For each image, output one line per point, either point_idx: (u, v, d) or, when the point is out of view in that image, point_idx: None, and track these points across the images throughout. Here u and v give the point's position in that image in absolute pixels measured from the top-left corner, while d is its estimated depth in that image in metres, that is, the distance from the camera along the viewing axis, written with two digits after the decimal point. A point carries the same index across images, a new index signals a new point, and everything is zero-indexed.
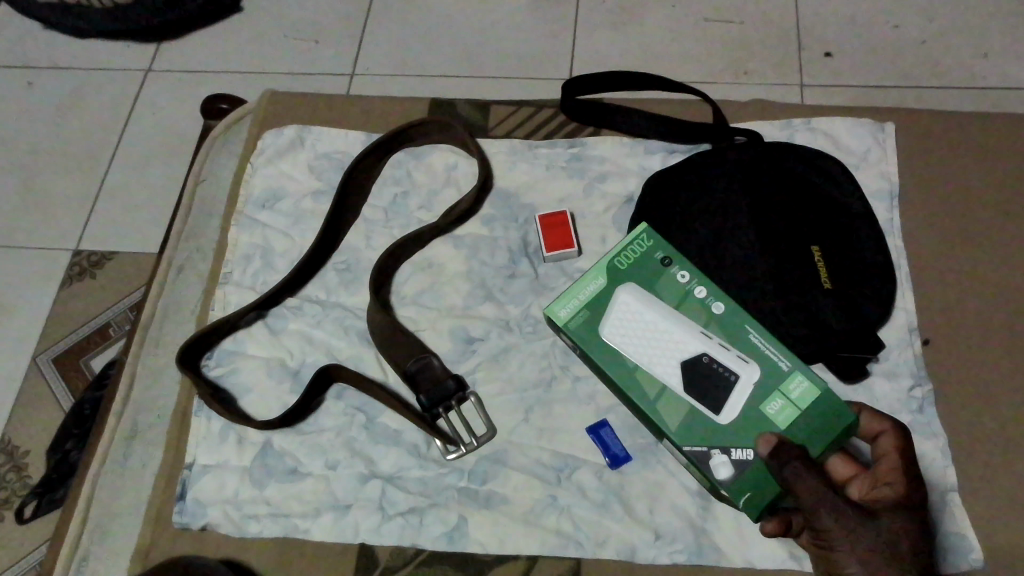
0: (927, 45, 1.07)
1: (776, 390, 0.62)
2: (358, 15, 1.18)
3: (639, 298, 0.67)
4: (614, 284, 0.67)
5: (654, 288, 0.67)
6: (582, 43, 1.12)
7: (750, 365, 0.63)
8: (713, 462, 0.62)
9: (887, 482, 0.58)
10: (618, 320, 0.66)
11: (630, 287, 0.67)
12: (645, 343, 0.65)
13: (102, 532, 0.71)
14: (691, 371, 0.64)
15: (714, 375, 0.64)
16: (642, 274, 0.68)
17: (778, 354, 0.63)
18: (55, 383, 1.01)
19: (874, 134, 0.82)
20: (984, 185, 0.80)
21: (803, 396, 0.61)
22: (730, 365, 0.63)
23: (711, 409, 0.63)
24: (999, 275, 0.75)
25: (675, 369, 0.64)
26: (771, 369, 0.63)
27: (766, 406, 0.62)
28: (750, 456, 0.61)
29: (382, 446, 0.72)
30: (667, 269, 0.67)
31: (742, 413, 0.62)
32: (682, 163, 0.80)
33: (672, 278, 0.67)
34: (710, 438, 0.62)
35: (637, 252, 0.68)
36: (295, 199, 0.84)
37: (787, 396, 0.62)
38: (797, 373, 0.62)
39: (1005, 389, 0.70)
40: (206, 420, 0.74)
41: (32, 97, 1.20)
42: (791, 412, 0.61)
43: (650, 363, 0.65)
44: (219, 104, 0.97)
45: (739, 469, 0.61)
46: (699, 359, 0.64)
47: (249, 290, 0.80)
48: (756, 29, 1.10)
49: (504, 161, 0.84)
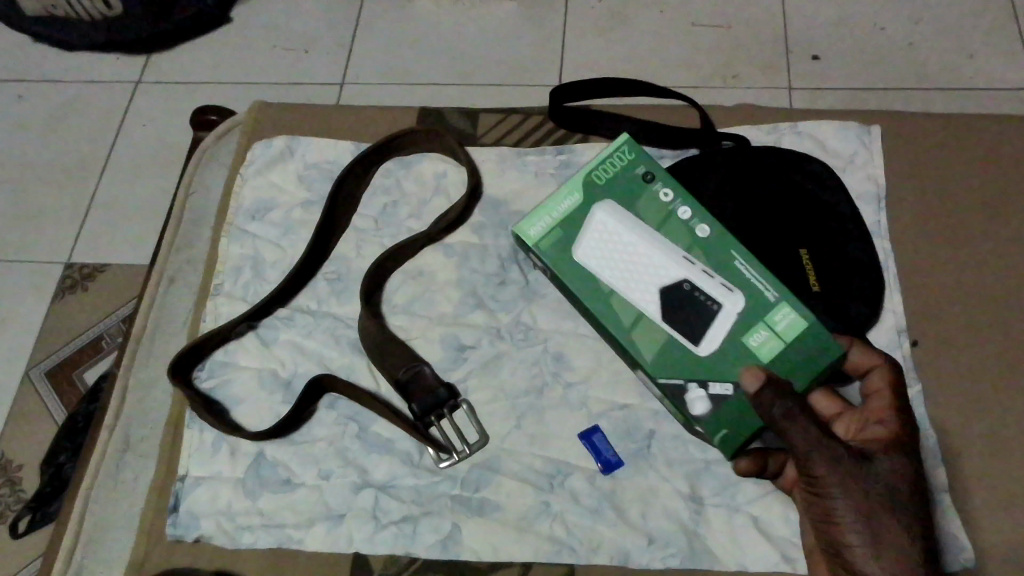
0: (913, 47, 1.07)
1: (761, 321, 0.63)
2: (348, 24, 1.19)
3: (618, 217, 0.67)
4: (592, 202, 0.67)
5: (634, 208, 0.67)
6: (572, 49, 1.13)
7: (732, 294, 0.63)
8: (689, 396, 0.63)
9: (877, 421, 0.61)
10: (595, 240, 0.67)
11: (609, 205, 0.67)
12: (623, 264, 0.66)
13: (96, 546, 0.71)
14: (669, 297, 0.64)
15: (693, 302, 0.64)
16: (623, 193, 0.68)
17: (763, 283, 0.63)
18: (48, 396, 1.01)
19: (860, 137, 0.83)
20: (973, 185, 0.81)
21: (788, 328, 0.62)
22: (711, 293, 0.64)
23: (688, 338, 0.63)
24: (986, 274, 0.76)
25: (653, 294, 0.64)
26: (755, 301, 0.63)
27: (749, 338, 0.62)
28: (729, 392, 0.62)
29: (375, 455, 0.72)
30: (649, 187, 0.67)
31: (721, 344, 0.63)
32: (671, 169, 0.81)
33: (654, 196, 0.67)
34: (688, 370, 0.63)
35: (617, 166, 0.68)
36: (284, 210, 0.85)
37: (772, 327, 0.62)
38: (782, 303, 0.62)
39: (995, 389, 0.71)
40: (198, 432, 0.74)
41: (20, 112, 1.20)
42: (773, 345, 0.62)
43: (628, 288, 0.65)
44: (208, 115, 0.97)
45: (715, 404, 0.62)
46: (678, 284, 0.64)
47: (239, 301, 0.80)
48: (743, 33, 1.11)
49: (494, 169, 0.85)
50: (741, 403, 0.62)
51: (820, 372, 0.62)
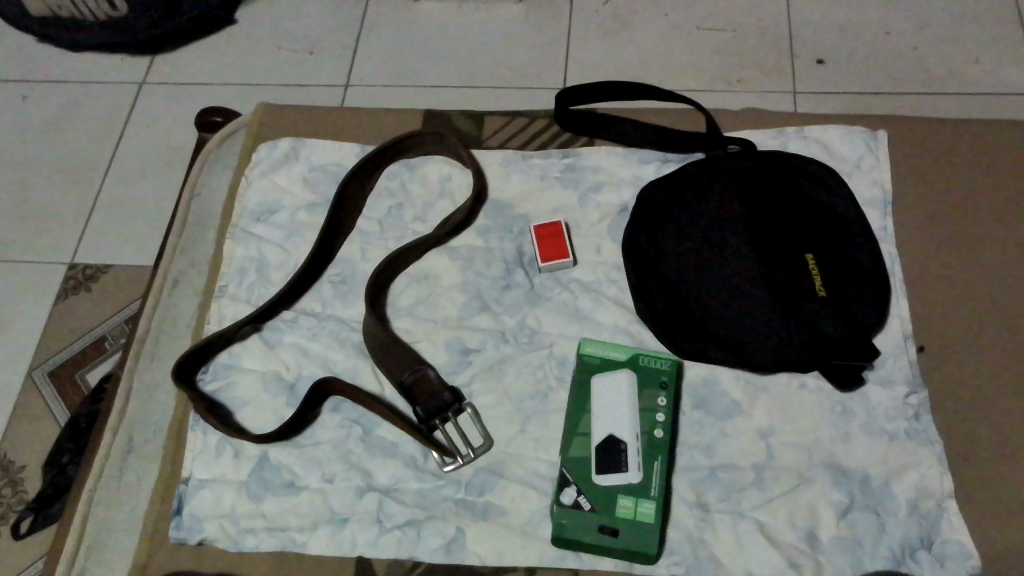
0: (919, 52, 1.07)
1: (630, 502, 0.65)
2: (353, 26, 1.19)
3: (625, 390, 0.69)
4: (628, 366, 0.70)
5: (643, 389, 0.69)
6: (576, 52, 1.12)
7: (637, 471, 0.65)
8: (567, 486, 0.67)
9: None
10: (605, 383, 0.70)
11: (630, 377, 0.69)
12: (606, 401, 0.69)
13: (98, 549, 0.71)
14: (603, 450, 0.67)
15: (614, 456, 0.66)
16: (644, 378, 0.70)
17: (647, 506, 0.65)
18: (51, 397, 1.01)
19: (867, 142, 0.83)
20: (980, 190, 0.81)
21: (643, 515, 0.65)
22: (628, 456, 0.66)
23: (600, 462, 0.67)
24: (993, 280, 0.76)
25: (604, 429, 0.68)
26: (640, 490, 0.65)
27: (620, 499, 0.65)
28: (586, 507, 0.65)
29: (379, 458, 0.72)
30: (659, 392, 0.69)
31: (614, 484, 0.66)
32: (677, 174, 0.81)
33: (654, 400, 0.69)
34: (579, 475, 0.67)
35: (653, 367, 0.70)
36: (289, 212, 0.84)
37: (636, 505, 0.65)
38: (654, 500, 0.65)
39: (1002, 395, 0.71)
40: (202, 434, 0.74)
41: (24, 112, 1.20)
42: (626, 513, 0.65)
43: (596, 416, 0.69)
44: (213, 117, 0.97)
45: (574, 505, 0.66)
46: (616, 446, 0.67)
47: (244, 304, 0.80)
48: (749, 37, 1.11)
49: (499, 172, 0.85)
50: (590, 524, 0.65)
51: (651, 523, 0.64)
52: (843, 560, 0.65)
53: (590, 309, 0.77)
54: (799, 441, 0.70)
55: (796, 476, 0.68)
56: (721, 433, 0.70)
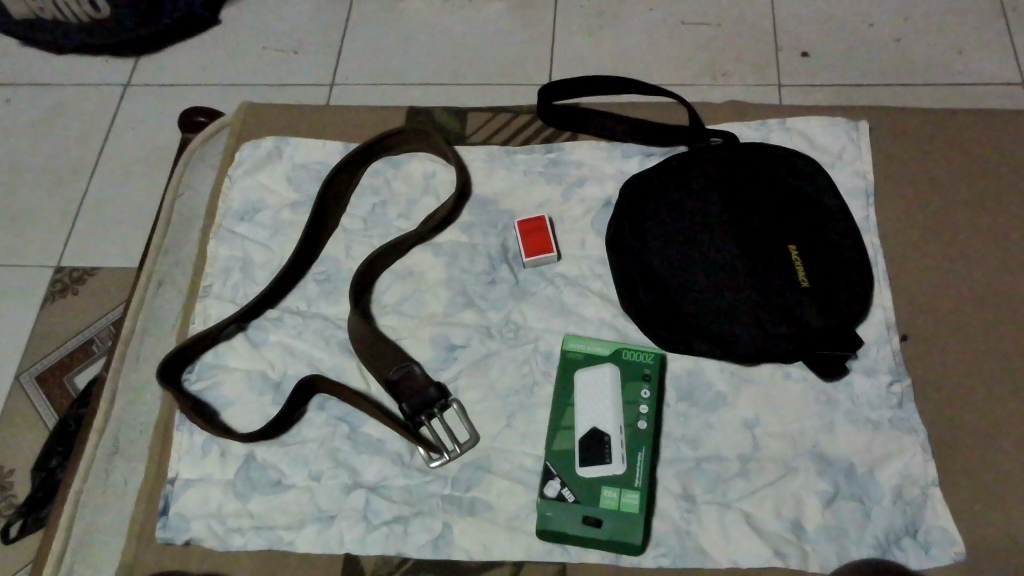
0: (903, 43, 1.08)
1: (614, 493, 0.65)
2: (337, 25, 1.19)
3: (609, 383, 0.69)
4: (610, 360, 0.71)
5: (626, 382, 0.70)
6: (561, 48, 1.12)
7: (620, 463, 0.66)
8: (550, 479, 0.67)
9: None
10: (589, 377, 0.70)
11: (614, 370, 0.70)
12: (590, 396, 0.69)
13: (85, 551, 0.71)
14: (588, 442, 0.67)
15: (598, 449, 0.67)
16: (627, 370, 0.70)
17: (631, 497, 0.65)
18: (39, 401, 1.00)
19: (849, 133, 0.83)
20: (963, 181, 0.81)
21: (626, 505, 0.65)
22: (612, 448, 0.66)
23: (584, 454, 0.67)
24: (975, 269, 0.76)
25: (587, 423, 0.68)
26: (623, 481, 0.65)
27: (603, 490, 0.65)
28: (569, 499, 0.66)
29: (366, 456, 0.72)
30: (642, 383, 0.69)
31: (597, 476, 0.66)
32: (660, 167, 0.81)
33: (639, 393, 0.69)
34: (563, 468, 0.67)
35: (637, 360, 0.70)
36: (273, 211, 0.84)
37: (619, 496, 0.65)
38: (637, 491, 0.65)
39: (985, 383, 0.71)
40: (189, 434, 0.74)
41: (10, 115, 1.19)
42: (609, 504, 0.65)
43: (580, 409, 0.69)
44: (196, 117, 0.97)
45: (559, 498, 0.66)
46: (600, 439, 0.67)
47: (228, 303, 0.80)
48: (733, 30, 1.11)
49: (483, 168, 0.85)
50: (573, 516, 0.65)
51: (632, 515, 0.64)
52: (829, 548, 0.65)
53: (575, 303, 0.77)
54: (784, 431, 0.70)
55: (781, 466, 0.69)
56: (707, 425, 0.71)
